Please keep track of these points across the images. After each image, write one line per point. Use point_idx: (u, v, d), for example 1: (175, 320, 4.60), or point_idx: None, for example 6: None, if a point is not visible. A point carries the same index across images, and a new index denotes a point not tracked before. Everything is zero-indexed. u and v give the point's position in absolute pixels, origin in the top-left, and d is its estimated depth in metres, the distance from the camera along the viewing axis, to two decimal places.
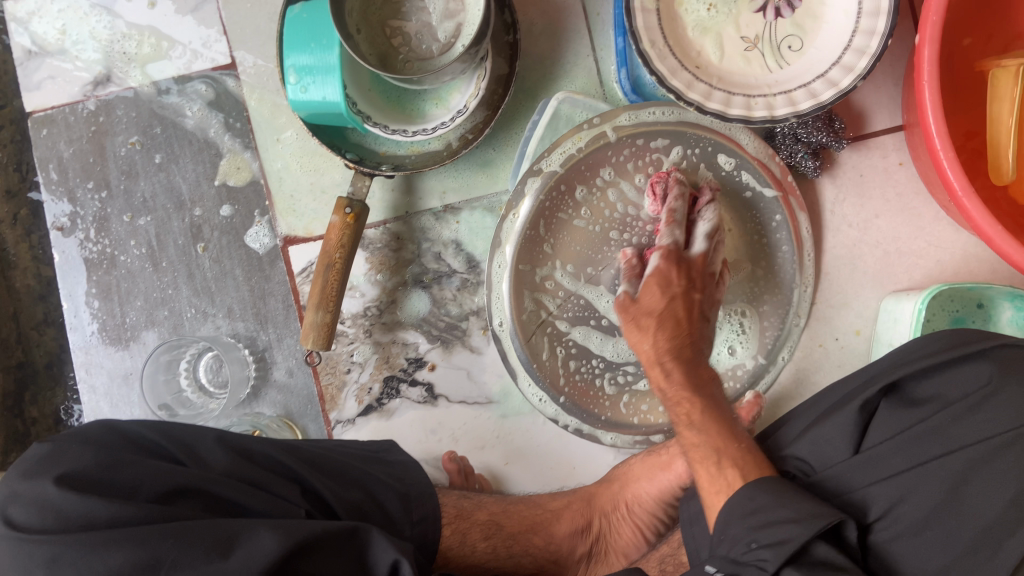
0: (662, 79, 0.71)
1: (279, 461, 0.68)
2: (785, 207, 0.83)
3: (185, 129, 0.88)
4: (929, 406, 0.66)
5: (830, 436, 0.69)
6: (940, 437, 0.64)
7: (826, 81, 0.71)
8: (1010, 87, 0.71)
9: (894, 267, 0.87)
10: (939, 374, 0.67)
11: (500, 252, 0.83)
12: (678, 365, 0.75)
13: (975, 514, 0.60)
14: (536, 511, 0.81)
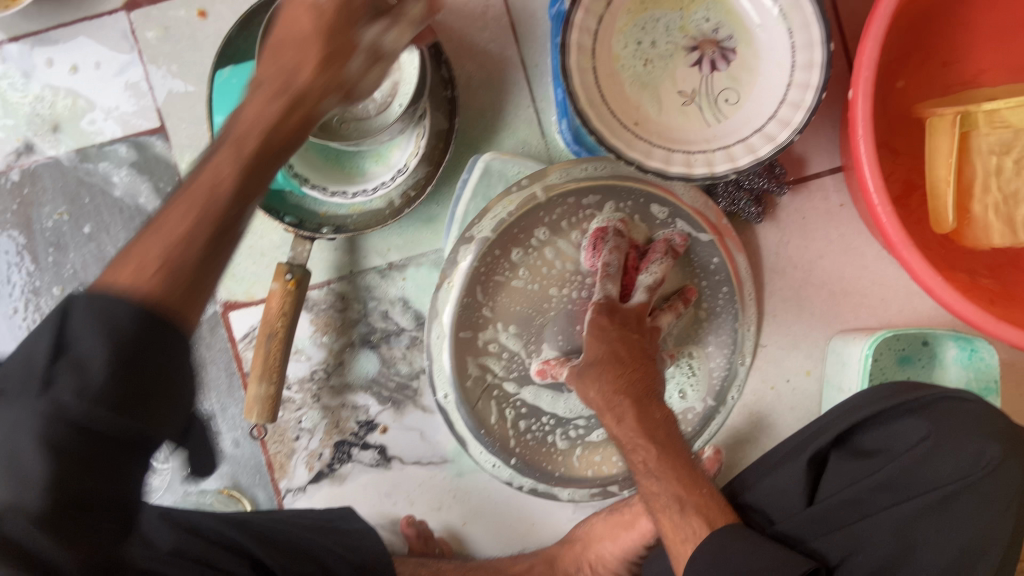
0: (601, 138, 0.72)
1: (228, 536, 0.66)
2: (722, 248, 0.84)
3: (115, 197, 0.85)
4: (879, 459, 0.66)
5: (785, 488, 0.69)
6: (890, 488, 0.64)
7: (764, 136, 0.72)
8: (947, 136, 0.71)
9: (840, 307, 0.88)
10: (885, 425, 0.68)
11: (437, 322, 0.81)
12: (628, 406, 0.71)
13: (930, 564, 0.60)
14: None
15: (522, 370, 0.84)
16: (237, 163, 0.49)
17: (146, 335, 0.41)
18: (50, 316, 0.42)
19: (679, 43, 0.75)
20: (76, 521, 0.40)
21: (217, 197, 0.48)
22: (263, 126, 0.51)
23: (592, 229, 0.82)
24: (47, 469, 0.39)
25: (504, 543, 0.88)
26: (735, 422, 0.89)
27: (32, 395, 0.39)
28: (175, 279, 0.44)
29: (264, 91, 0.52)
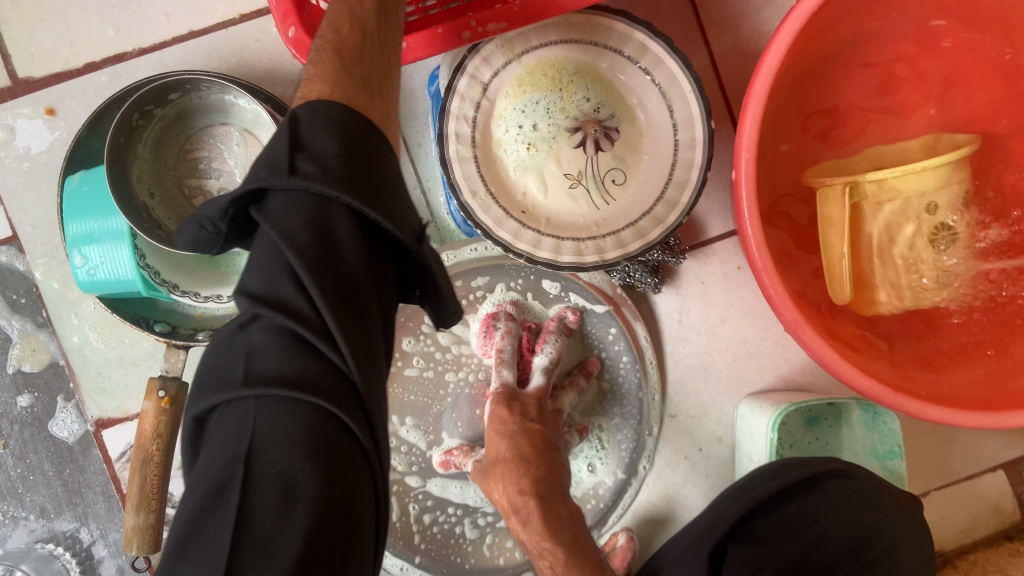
0: (487, 232, 0.69)
1: None
2: (618, 318, 0.80)
3: None
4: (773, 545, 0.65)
5: None
6: None
7: (653, 218, 0.71)
8: (839, 207, 0.70)
9: (746, 370, 0.86)
10: (774, 512, 0.67)
11: None
12: (532, 509, 0.67)
13: None
14: None
15: (423, 461, 0.79)
16: (352, 27, 0.56)
17: (352, 129, 0.49)
18: (282, 127, 0.48)
19: (561, 125, 0.71)
20: (359, 308, 0.46)
21: (343, 64, 0.54)
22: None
23: (482, 314, 0.79)
24: (311, 260, 0.44)
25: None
26: (651, 496, 0.86)
27: (283, 177, 0.45)
28: (343, 84, 0.52)
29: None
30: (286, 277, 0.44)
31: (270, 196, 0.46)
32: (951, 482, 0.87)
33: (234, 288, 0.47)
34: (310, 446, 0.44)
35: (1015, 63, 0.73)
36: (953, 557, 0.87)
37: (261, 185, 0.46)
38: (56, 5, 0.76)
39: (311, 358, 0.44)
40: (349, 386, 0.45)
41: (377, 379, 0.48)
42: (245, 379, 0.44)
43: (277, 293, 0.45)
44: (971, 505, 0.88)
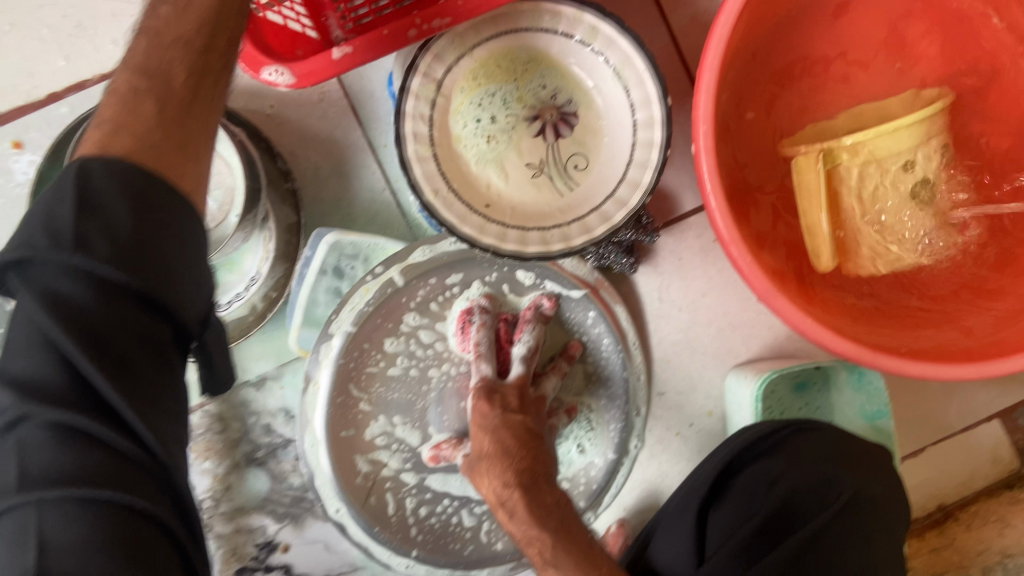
0: (452, 229, 0.68)
1: None
2: (596, 301, 0.81)
3: None
4: (748, 502, 0.64)
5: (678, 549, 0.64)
6: (788, 513, 0.61)
7: (617, 200, 0.70)
8: (813, 174, 0.71)
9: (731, 342, 0.86)
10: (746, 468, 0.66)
11: (309, 430, 0.75)
12: (518, 499, 0.68)
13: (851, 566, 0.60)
14: None
15: (415, 457, 0.79)
16: (187, 79, 0.50)
17: (151, 191, 0.46)
18: (67, 180, 0.45)
19: (519, 114, 0.72)
20: (146, 391, 0.45)
21: (150, 120, 0.48)
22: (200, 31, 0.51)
23: (457, 311, 0.78)
24: (81, 353, 0.43)
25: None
26: (647, 473, 0.86)
27: (61, 256, 0.43)
28: (153, 145, 0.48)
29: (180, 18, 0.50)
30: (55, 367, 0.43)
31: (32, 266, 0.44)
32: (950, 433, 0.86)
33: None
34: (108, 541, 0.43)
35: (972, 10, 0.72)
36: (953, 509, 0.86)
37: (27, 257, 0.43)
38: (12, 39, 0.77)
39: (90, 448, 0.43)
40: (138, 471, 0.45)
41: (178, 451, 0.48)
42: (20, 483, 0.42)
43: (47, 386, 0.43)
44: (970, 457, 0.86)
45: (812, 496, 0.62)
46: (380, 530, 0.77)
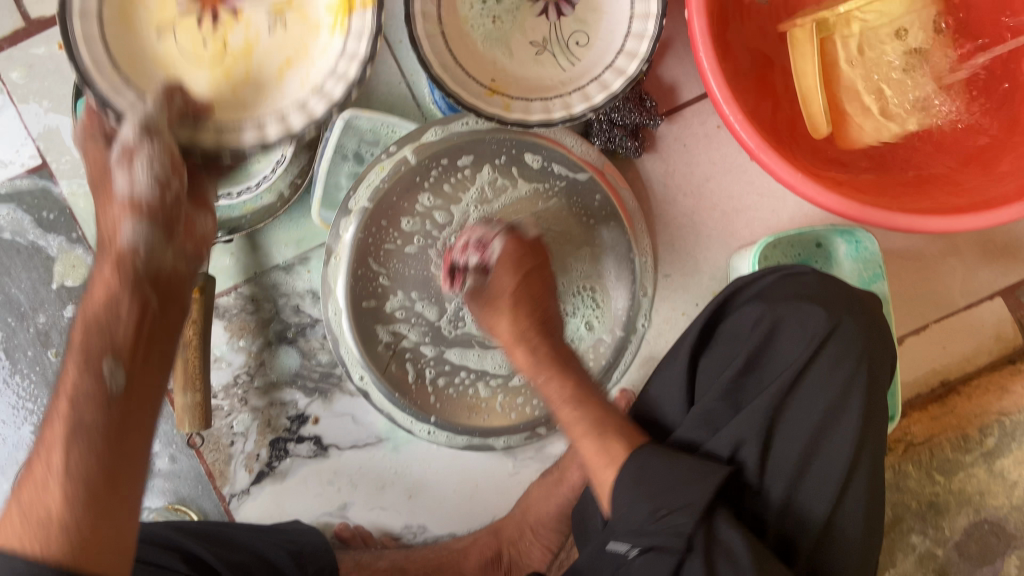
0: (458, 100, 0.72)
1: (185, 547, 0.69)
2: (603, 184, 0.84)
3: (7, 242, 0.85)
4: (734, 345, 0.69)
5: (669, 390, 0.71)
6: (757, 363, 0.66)
7: (616, 71, 0.74)
8: (808, 47, 0.72)
9: (735, 225, 0.89)
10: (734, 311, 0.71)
11: (333, 299, 0.81)
12: (537, 337, 0.75)
13: (813, 406, 0.64)
14: (443, 553, 0.83)
15: (434, 331, 0.83)
16: (88, 432, 0.49)
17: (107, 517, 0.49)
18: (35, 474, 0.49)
19: None
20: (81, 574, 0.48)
21: (76, 513, 0.47)
22: (102, 318, 0.52)
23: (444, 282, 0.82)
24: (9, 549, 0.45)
25: (461, 518, 0.88)
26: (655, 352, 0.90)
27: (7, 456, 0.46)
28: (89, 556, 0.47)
29: (102, 261, 0.55)
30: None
31: None
32: (953, 311, 0.88)
33: None
34: None
35: None
36: (956, 384, 0.88)
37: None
38: None
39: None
40: None
41: None
42: None
43: None
44: (973, 334, 0.89)
45: (792, 330, 0.66)
46: (400, 396, 0.82)
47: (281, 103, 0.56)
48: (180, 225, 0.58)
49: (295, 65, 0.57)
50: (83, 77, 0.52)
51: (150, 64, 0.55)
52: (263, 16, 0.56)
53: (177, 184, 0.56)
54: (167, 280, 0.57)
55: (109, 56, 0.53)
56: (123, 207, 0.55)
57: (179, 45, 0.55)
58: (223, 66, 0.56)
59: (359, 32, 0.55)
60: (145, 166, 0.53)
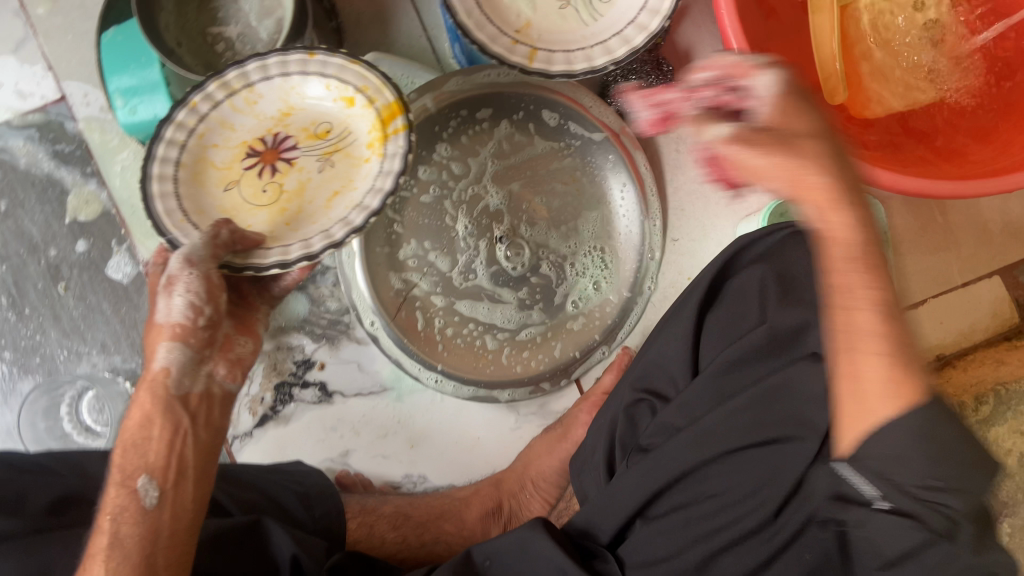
0: (483, 48, 0.73)
1: None
2: (618, 146, 0.85)
3: (25, 172, 0.86)
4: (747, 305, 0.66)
5: (672, 354, 0.69)
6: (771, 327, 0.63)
7: (637, 26, 0.74)
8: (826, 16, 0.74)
9: (742, 194, 0.90)
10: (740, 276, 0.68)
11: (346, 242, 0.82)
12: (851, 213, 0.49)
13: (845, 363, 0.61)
14: (444, 500, 0.80)
15: (445, 281, 0.84)
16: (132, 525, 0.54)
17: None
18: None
19: None
20: None
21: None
22: (140, 436, 0.57)
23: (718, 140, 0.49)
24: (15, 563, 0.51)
25: (461, 470, 0.89)
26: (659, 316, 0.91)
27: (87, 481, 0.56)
28: None
29: (138, 399, 0.58)
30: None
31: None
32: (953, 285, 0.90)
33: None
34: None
35: None
36: (952, 358, 0.90)
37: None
38: None
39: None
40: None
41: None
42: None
43: None
44: (971, 310, 0.91)
45: (812, 283, 0.64)
46: (409, 341, 0.83)
47: (316, 228, 0.58)
48: (215, 346, 0.60)
49: (340, 194, 0.59)
50: (158, 227, 0.56)
51: (216, 214, 0.59)
52: (315, 161, 0.61)
53: (212, 312, 0.58)
54: (200, 403, 0.59)
55: (180, 207, 0.57)
56: (162, 329, 0.57)
57: (242, 194, 0.60)
58: (279, 206, 0.60)
59: (394, 153, 0.58)
60: (183, 294, 0.55)
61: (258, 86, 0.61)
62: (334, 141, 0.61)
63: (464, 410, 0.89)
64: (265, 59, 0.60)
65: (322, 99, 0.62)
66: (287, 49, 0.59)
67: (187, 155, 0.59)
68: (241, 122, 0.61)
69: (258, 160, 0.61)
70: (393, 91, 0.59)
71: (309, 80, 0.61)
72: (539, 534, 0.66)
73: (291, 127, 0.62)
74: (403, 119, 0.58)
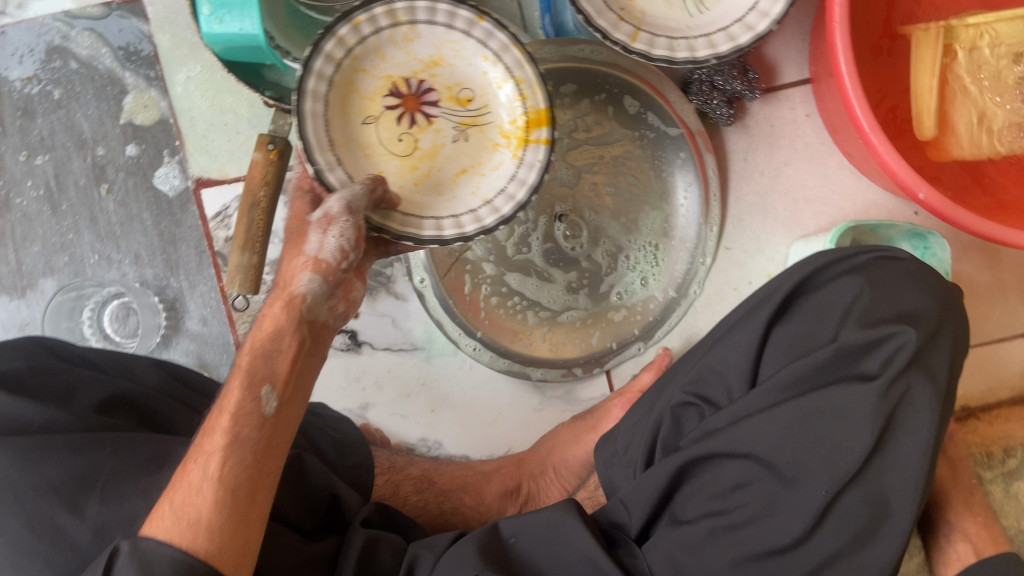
0: (588, 18, 0.71)
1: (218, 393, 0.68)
2: (690, 145, 0.84)
3: (86, 65, 0.83)
4: (824, 320, 0.61)
5: (730, 359, 0.63)
6: (848, 358, 0.59)
7: (744, 26, 0.73)
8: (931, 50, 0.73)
9: (801, 214, 0.89)
10: (821, 294, 0.63)
11: None
12: None
13: (913, 407, 0.58)
14: (467, 472, 0.81)
15: (498, 249, 0.83)
16: (246, 421, 0.50)
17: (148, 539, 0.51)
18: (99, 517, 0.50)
19: None
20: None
21: (225, 488, 0.48)
22: (267, 347, 0.53)
23: None
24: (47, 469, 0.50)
25: (478, 443, 0.87)
26: (700, 322, 0.89)
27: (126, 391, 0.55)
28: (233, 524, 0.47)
29: (272, 304, 0.54)
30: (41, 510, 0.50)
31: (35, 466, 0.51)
32: (1001, 338, 0.87)
33: (16, 412, 0.53)
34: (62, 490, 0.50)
35: None
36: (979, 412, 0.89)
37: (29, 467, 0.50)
38: None
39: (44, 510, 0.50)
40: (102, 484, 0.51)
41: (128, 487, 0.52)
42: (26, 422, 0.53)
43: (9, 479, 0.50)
44: None
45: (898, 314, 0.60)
46: (454, 302, 0.82)
47: (465, 190, 0.58)
48: (342, 287, 0.57)
49: (470, 173, 0.59)
50: (308, 151, 0.53)
51: (353, 150, 0.57)
52: (453, 127, 0.59)
53: (355, 256, 0.55)
54: (316, 332, 0.56)
55: (327, 134, 0.55)
56: (305, 260, 0.53)
57: (380, 134, 0.57)
58: (411, 162, 0.58)
59: (531, 165, 0.57)
60: (337, 237, 0.52)
61: (421, 26, 0.56)
62: (475, 112, 0.59)
63: (490, 384, 0.87)
64: (436, 3, 0.54)
65: (476, 64, 0.58)
66: (459, 2, 0.54)
67: (339, 75, 0.55)
68: (392, 56, 0.57)
69: (399, 103, 0.58)
70: (546, 98, 0.56)
71: (470, 42, 0.56)
72: (572, 518, 0.63)
73: (436, 79, 0.58)
74: (547, 131, 0.57)
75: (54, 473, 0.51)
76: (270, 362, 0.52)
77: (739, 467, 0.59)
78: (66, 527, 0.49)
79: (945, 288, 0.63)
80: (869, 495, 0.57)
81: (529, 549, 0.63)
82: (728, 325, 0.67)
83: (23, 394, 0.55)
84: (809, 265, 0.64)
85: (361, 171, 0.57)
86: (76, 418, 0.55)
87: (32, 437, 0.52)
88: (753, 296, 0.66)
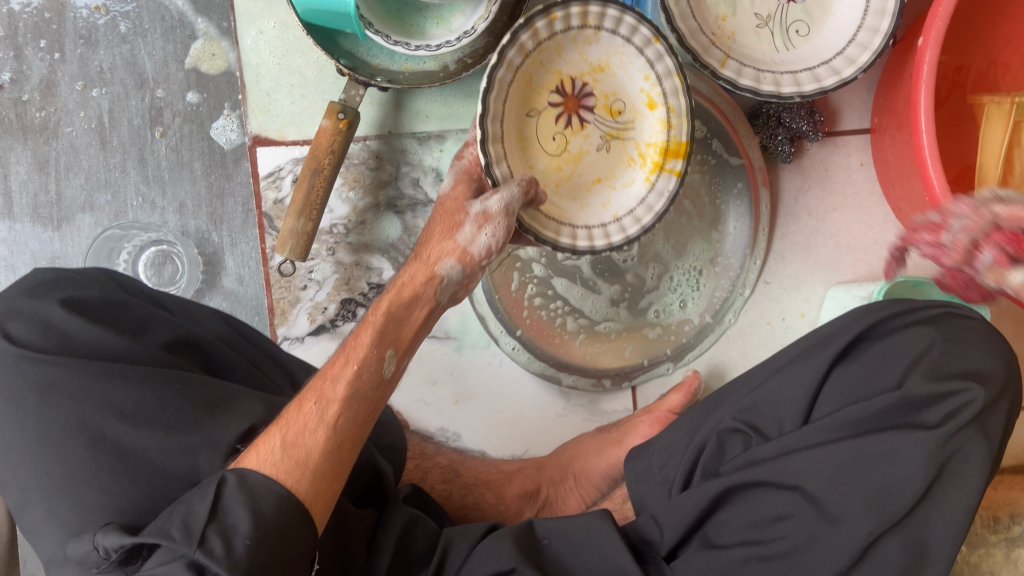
0: (682, 38, 0.73)
1: (276, 357, 0.66)
2: (749, 177, 0.85)
3: (159, 3, 0.80)
4: (886, 368, 0.62)
5: (786, 394, 0.64)
6: (909, 408, 0.59)
7: (830, 69, 0.75)
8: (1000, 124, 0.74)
9: (841, 261, 0.89)
10: (885, 343, 0.64)
11: None
12: None
13: (965, 466, 0.58)
14: (490, 471, 0.81)
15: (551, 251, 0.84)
16: (362, 375, 0.56)
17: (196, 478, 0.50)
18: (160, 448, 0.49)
19: None
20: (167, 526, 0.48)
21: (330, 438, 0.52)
22: (398, 315, 0.60)
23: None
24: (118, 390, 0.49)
25: (496, 442, 0.86)
26: (727, 353, 0.88)
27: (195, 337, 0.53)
28: (326, 475, 0.51)
29: (412, 266, 0.63)
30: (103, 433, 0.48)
31: (103, 389, 0.49)
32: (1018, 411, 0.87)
33: (85, 336, 0.52)
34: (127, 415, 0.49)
35: None
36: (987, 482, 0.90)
37: (97, 389, 0.49)
38: None
39: (107, 433, 0.49)
40: (164, 416, 0.50)
41: (188, 422, 0.50)
42: (93, 349, 0.52)
43: (78, 401, 0.49)
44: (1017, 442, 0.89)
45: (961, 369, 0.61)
46: (498, 298, 0.83)
47: (595, 201, 0.64)
48: (473, 280, 0.64)
49: (603, 183, 0.64)
50: (484, 141, 0.57)
51: (515, 141, 0.61)
52: (600, 136, 0.64)
53: (494, 257, 0.63)
54: (436, 311, 0.64)
55: (500, 127, 0.59)
56: (453, 247, 0.61)
57: (539, 128, 0.62)
58: (558, 162, 0.63)
59: (661, 192, 0.63)
60: (489, 234, 0.60)
61: (603, 33, 0.60)
62: (622, 125, 0.64)
63: (516, 385, 0.87)
64: (625, 15, 0.59)
65: (635, 80, 0.63)
66: (645, 19, 0.59)
67: (522, 65, 0.59)
68: (568, 54, 0.61)
69: (561, 101, 0.62)
70: (690, 132, 0.62)
71: (640, 59, 0.61)
72: (608, 524, 0.61)
73: (598, 84, 0.63)
74: (682, 163, 0.62)
75: (120, 400, 0.49)
76: (401, 326, 0.61)
77: (783, 499, 0.59)
78: (138, 456, 0.48)
79: (1007, 357, 0.64)
80: (908, 543, 0.57)
81: (561, 552, 0.61)
82: (784, 360, 0.67)
83: (96, 321, 0.53)
84: (875, 313, 0.65)
85: (517, 163, 0.61)
86: (146, 351, 0.53)
87: (100, 363, 0.51)
88: (813, 334, 0.68)
